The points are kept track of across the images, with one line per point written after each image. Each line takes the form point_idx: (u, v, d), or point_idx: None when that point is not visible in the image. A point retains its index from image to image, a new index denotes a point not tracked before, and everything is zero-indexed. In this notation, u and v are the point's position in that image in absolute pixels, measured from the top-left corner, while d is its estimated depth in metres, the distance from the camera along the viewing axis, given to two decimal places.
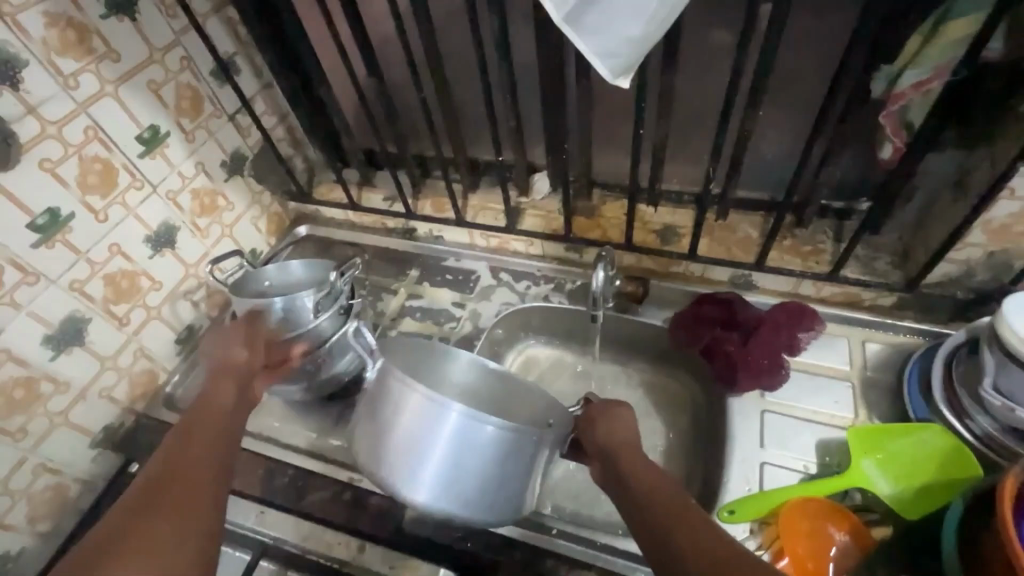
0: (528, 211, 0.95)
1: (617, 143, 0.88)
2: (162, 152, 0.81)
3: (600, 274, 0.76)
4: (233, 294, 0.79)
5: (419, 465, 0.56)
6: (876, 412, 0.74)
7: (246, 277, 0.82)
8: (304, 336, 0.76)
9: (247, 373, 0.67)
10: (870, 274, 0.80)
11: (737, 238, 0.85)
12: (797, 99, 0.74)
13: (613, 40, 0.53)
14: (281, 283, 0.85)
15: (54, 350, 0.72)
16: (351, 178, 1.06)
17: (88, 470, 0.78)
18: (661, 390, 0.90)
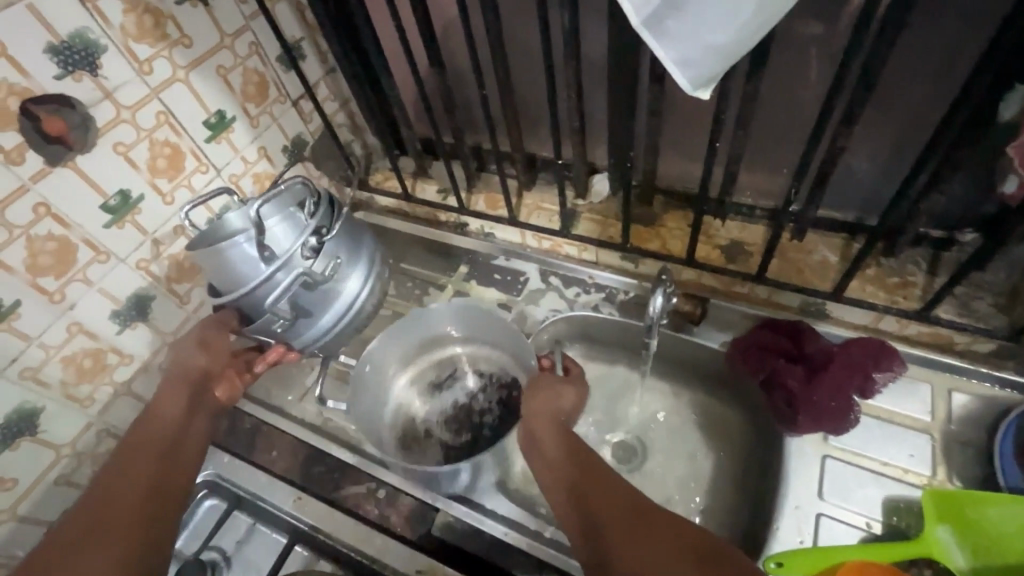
0: (584, 215, 0.91)
1: (687, 149, 0.81)
2: (227, 137, 0.83)
3: (658, 300, 0.71)
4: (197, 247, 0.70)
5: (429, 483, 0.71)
6: (956, 472, 0.67)
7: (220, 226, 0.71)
8: (265, 285, 0.66)
9: (202, 379, 0.72)
10: (968, 317, 0.71)
11: (813, 261, 0.78)
12: (902, 115, 0.65)
13: (696, 49, 0.48)
14: None
15: (121, 324, 0.76)
16: (406, 167, 1.05)
17: None
18: (709, 416, 0.85)
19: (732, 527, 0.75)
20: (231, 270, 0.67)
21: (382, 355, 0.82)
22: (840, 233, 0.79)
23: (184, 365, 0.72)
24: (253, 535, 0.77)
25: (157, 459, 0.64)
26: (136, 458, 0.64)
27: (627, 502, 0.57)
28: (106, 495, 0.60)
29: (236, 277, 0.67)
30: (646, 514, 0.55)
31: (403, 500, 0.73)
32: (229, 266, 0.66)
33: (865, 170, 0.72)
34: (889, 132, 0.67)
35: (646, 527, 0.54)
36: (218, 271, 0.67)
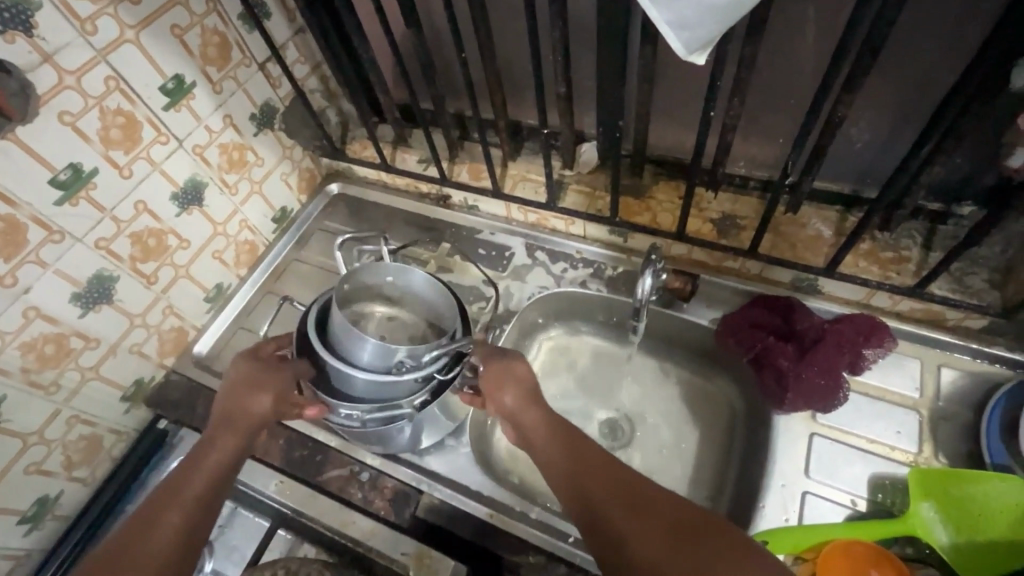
0: (572, 187, 0.87)
1: (680, 117, 0.77)
2: (188, 104, 0.77)
3: (646, 281, 0.70)
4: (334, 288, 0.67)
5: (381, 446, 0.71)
6: (942, 449, 0.67)
7: (366, 270, 0.69)
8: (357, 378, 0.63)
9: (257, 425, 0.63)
10: (960, 292, 0.69)
11: (807, 235, 0.75)
12: (907, 81, 0.61)
13: (691, 9, 0.44)
14: (403, 289, 0.72)
15: (83, 307, 0.72)
16: (385, 136, 1.00)
17: (119, 421, 0.80)
18: (698, 393, 0.84)
19: (719, 503, 0.75)
20: (352, 349, 0.63)
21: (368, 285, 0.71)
22: (834, 206, 0.76)
23: (245, 405, 0.63)
24: (234, 519, 0.75)
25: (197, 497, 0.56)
26: (172, 495, 0.55)
27: (614, 482, 0.53)
28: (133, 535, 0.51)
29: (349, 353, 0.63)
30: (644, 497, 0.51)
31: (386, 483, 0.72)
32: (355, 346, 0.63)
33: (865, 139, 0.68)
34: (890, 99, 0.64)
35: (643, 515, 0.49)
36: (340, 328, 0.63)
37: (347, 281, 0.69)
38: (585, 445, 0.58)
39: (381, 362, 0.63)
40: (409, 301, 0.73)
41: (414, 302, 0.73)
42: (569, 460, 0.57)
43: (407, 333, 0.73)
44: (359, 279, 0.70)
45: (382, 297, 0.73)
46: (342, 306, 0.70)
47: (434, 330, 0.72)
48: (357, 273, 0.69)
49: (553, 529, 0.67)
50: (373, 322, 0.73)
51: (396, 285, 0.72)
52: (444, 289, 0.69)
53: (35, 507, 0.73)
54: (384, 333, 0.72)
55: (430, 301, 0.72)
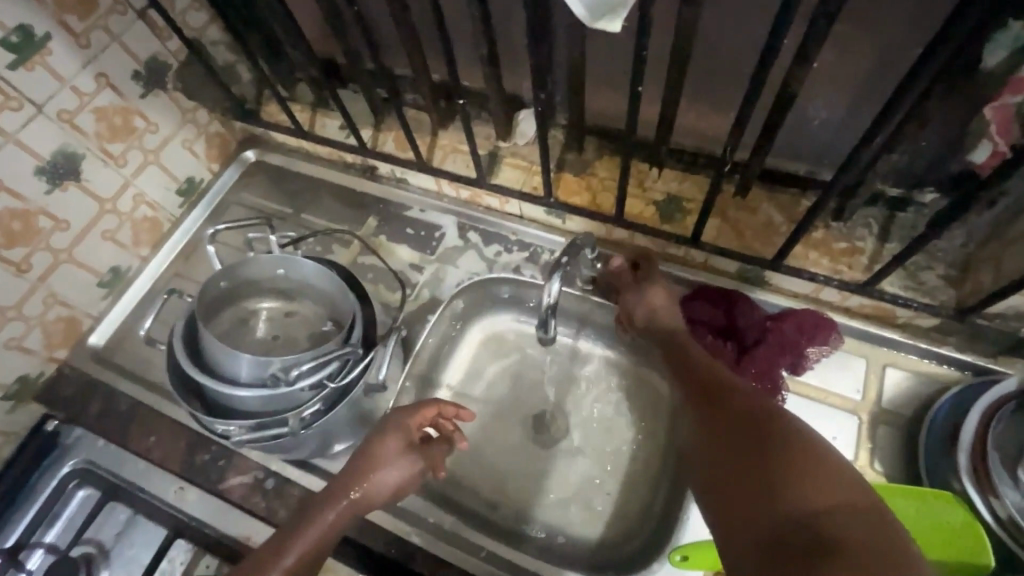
0: (506, 161, 0.79)
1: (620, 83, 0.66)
2: (44, 62, 0.65)
3: (553, 287, 0.65)
4: (206, 284, 0.61)
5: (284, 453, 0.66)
6: (879, 456, 0.63)
7: (249, 262, 0.62)
8: (234, 398, 0.56)
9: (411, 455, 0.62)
10: (913, 290, 0.64)
11: (755, 222, 0.69)
12: (873, 49, 0.53)
13: None
14: (296, 278, 0.65)
15: None
16: (304, 97, 0.89)
17: (3, 422, 0.73)
18: (638, 387, 0.78)
19: (648, 505, 0.71)
20: (225, 365, 0.56)
21: (254, 278, 0.64)
22: (788, 188, 0.68)
23: (410, 426, 0.62)
24: (133, 526, 0.70)
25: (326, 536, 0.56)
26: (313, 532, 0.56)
27: (738, 417, 0.52)
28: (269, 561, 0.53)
29: (223, 370, 0.57)
30: (765, 430, 0.49)
31: (291, 491, 0.67)
32: (228, 363, 0.56)
33: (821, 117, 0.60)
34: (850, 71, 0.55)
35: (755, 444, 0.48)
36: (210, 344, 0.57)
37: (225, 277, 0.62)
38: (726, 377, 0.57)
39: (260, 378, 0.56)
40: (305, 293, 0.66)
41: (311, 295, 0.66)
42: (703, 389, 0.57)
43: (307, 330, 0.65)
44: (241, 274, 0.64)
45: (276, 292, 0.66)
46: (221, 305, 0.64)
47: (333, 324, 0.65)
48: (238, 266, 0.62)
49: (466, 542, 0.64)
50: (264, 318, 0.66)
51: (289, 278, 0.65)
52: (335, 276, 0.62)
53: None
54: (281, 331, 0.65)
55: (328, 294, 0.65)
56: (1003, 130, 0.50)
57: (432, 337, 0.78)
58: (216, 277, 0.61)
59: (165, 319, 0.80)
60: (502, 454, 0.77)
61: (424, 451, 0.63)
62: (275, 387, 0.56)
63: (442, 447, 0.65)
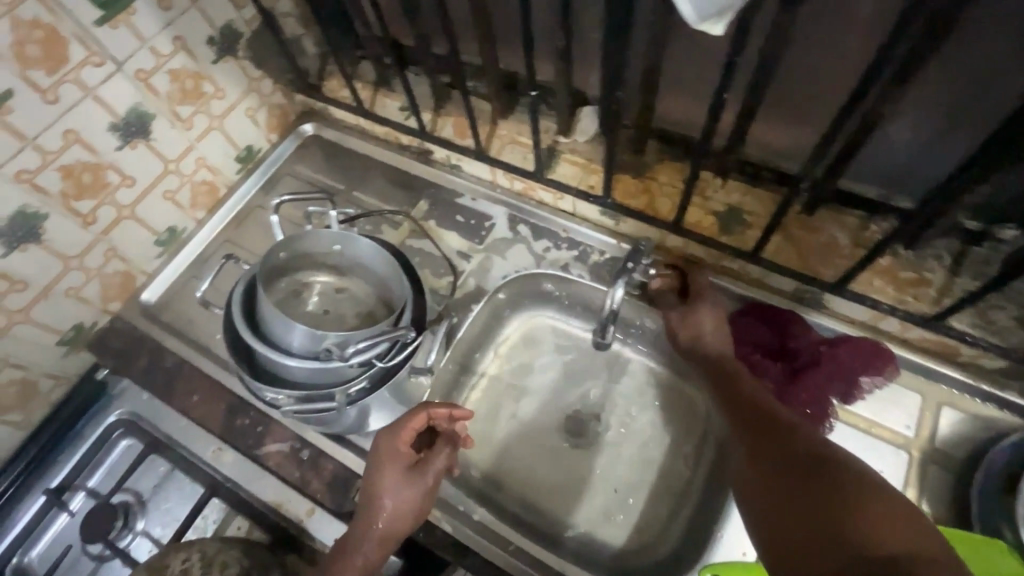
0: (564, 156, 0.78)
1: (692, 88, 0.64)
2: (127, 21, 0.66)
3: (617, 292, 0.67)
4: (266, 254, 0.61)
5: (324, 426, 0.67)
6: (928, 496, 0.61)
7: (309, 236, 0.63)
8: (287, 367, 0.57)
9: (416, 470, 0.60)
10: (982, 329, 0.61)
11: (818, 242, 0.67)
12: (975, 76, 0.50)
13: None
14: (351, 255, 0.65)
15: (6, 246, 0.65)
16: (366, 75, 0.89)
17: (56, 366, 0.75)
18: (677, 398, 0.77)
19: (677, 517, 0.70)
20: (280, 333, 0.57)
21: (310, 252, 0.65)
22: (857, 211, 0.66)
23: (399, 442, 0.60)
24: (170, 481, 0.72)
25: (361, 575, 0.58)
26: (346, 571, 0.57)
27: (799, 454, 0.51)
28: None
29: (277, 338, 0.57)
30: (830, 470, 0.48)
31: (326, 463, 0.67)
32: (284, 332, 0.57)
33: (905, 144, 0.57)
34: (947, 96, 0.52)
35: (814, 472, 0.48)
36: (266, 312, 0.57)
37: (284, 249, 0.63)
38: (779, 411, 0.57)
39: (314, 350, 0.57)
40: (358, 271, 0.66)
41: (365, 274, 0.66)
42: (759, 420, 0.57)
43: (356, 308, 0.66)
44: (298, 247, 0.64)
45: (330, 267, 0.67)
46: (279, 276, 0.64)
47: (384, 304, 0.65)
48: (297, 238, 0.63)
49: (493, 534, 0.63)
50: (316, 292, 0.67)
51: (344, 255, 0.65)
52: (392, 257, 0.62)
53: None
54: (332, 307, 0.66)
55: (381, 276, 0.65)
56: None
57: (473, 327, 0.78)
58: (275, 249, 0.61)
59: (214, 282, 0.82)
60: (532, 450, 0.76)
61: (427, 462, 0.61)
62: (327, 360, 0.57)
63: (442, 450, 0.62)
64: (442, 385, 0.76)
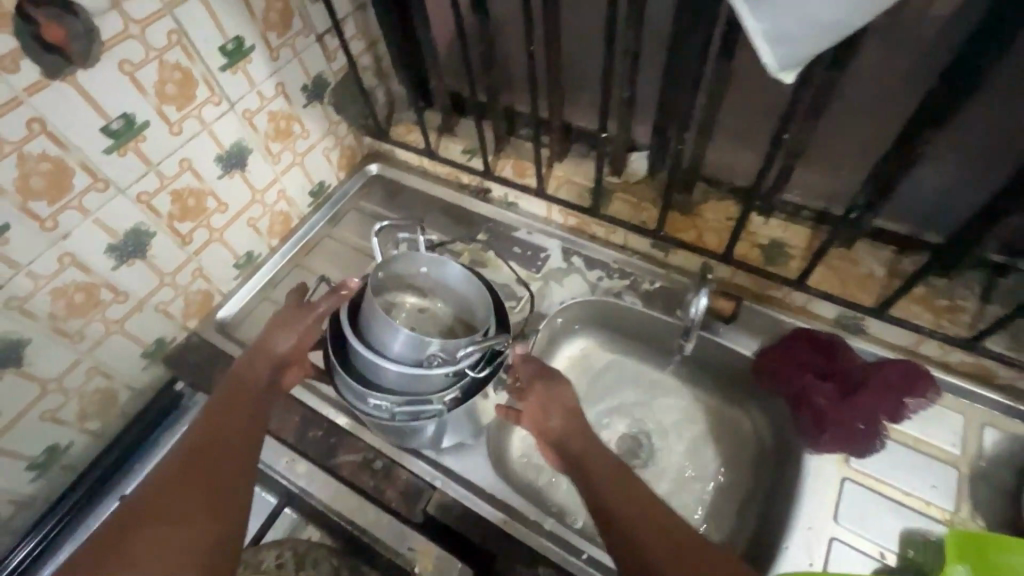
0: (618, 195, 0.86)
1: (739, 135, 0.74)
2: (244, 68, 0.75)
3: (702, 301, 0.69)
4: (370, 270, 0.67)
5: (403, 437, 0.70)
6: (982, 511, 0.64)
7: (405, 257, 0.69)
8: (390, 370, 0.62)
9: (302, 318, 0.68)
10: (1016, 351, 0.66)
11: (858, 272, 0.73)
12: (1001, 120, 0.58)
13: (792, 25, 0.42)
14: (437, 278, 0.71)
15: (117, 259, 0.70)
16: (431, 122, 0.98)
17: (136, 378, 0.79)
18: (723, 421, 0.82)
19: (736, 536, 0.73)
20: (384, 339, 0.62)
21: (403, 273, 0.71)
22: (890, 245, 0.73)
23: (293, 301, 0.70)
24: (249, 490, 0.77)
25: (185, 519, 0.51)
26: (151, 518, 0.51)
27: (638, 491, 0.56)
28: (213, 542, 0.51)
29: (381, 344, 0.62)
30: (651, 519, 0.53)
31: (397, 474, 0.70)
32: (388, 337, 0.62)
33: (936, 182, 0.65)
34: (977, 137, 0.60)
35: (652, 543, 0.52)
36: (372, 320, 0.63)
37: (382, 269, 0.69)
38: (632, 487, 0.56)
39: (417, 356, 0.62)
40: (441, 293, 0.73)
41: (447, 296, 0.72)
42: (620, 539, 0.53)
43: (437, 327, 0.71)
44: (392, 268, 0.70)
45: (415, 289, 0.73)
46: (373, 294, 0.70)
47: (465, 325, 0.71)
48: (393, 260, 0.69)
49: (563, 542, 0.65)
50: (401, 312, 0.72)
51: (429, 277, 0.71)
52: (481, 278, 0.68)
53: (45, 455, 0.72)
54: (416, 324, 0.71)
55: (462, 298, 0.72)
56: None
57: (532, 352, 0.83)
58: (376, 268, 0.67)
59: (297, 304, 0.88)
60: None
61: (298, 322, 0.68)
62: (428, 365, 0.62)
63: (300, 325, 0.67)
64: None
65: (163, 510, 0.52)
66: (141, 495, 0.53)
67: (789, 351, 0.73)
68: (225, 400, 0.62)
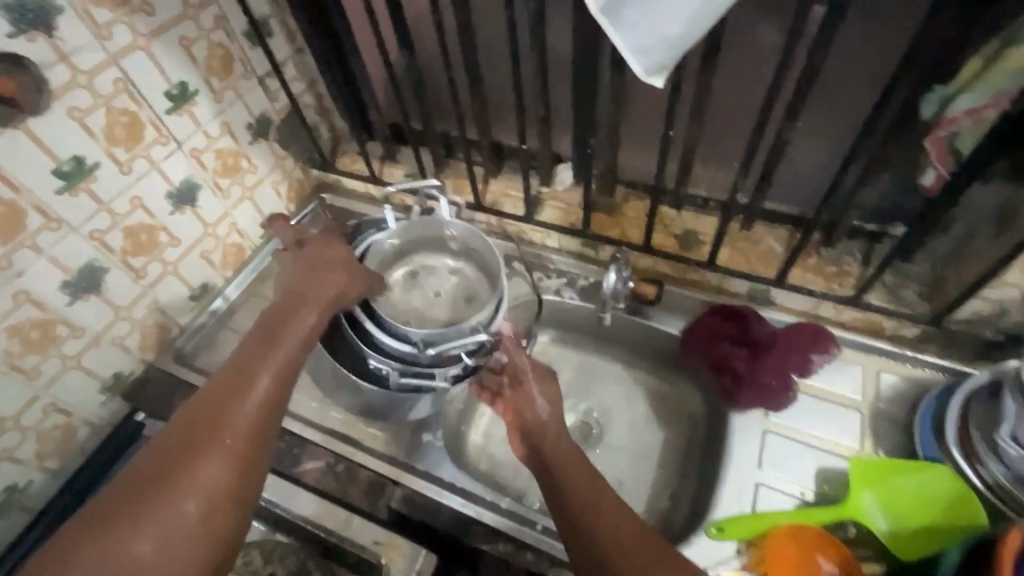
0: (548, 202, 0.94)
1: (644, 140, 0.84)
2: (189, 110, 0.81)
3: (611, 275, 0.78)
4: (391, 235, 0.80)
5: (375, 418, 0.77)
6: (881, 445, 0.73)
7: (428, 223, 0.81)
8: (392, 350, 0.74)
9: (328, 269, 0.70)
10: (894, 303, 0.77)
11: (759, 250, 0.83)
12: (847, 109, 0.69)
13: (648, 38, 0.51)
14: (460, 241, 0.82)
15: (71, 295, 0.73)
16: (374, 152, 1.06)
17: (95, 414, 0.81)
18: (660, 398, 0.89)
19: (678, 498, 0.80)
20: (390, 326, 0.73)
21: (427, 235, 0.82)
22: (785, 224, 0.84)
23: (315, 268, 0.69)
24: None
25: (224, 441, 0.53)
26: (197, 443, 0.52)
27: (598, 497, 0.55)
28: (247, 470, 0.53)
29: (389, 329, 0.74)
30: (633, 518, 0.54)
31: (360, 474, 0.74)
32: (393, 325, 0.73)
33: (808, 165, 0.76)
34: (831, 124, 0.71)
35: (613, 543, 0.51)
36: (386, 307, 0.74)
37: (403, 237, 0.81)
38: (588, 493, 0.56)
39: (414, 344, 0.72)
40: (465, 254, 0.83)
41: (472, 257, 0.83)
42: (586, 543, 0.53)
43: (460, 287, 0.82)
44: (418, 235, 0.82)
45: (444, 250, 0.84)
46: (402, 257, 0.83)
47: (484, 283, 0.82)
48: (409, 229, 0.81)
49: (522, 518, 0.70)
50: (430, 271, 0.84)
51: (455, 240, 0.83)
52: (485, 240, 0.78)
53: (2, 495, 0.73)
54: (439, 282, 0.83)
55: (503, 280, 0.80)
56: (941, 159, 0.61)
57: None
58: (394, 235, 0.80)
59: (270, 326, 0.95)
60: None
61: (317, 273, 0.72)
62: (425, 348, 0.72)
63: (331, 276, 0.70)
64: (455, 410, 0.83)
65: (209, 431, 0.53)
66: (190, 414, 0.55)
67: (708, 331, 0.80)
68: (264, 333, 0.63)
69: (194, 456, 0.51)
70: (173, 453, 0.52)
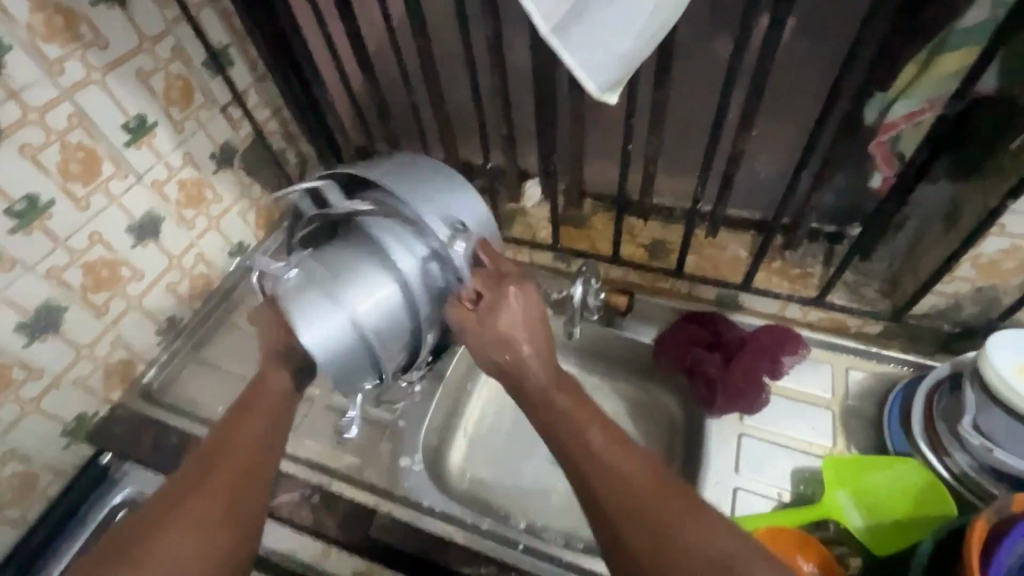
0: (518, 219, 0.95)
1: (608, 153, 0.85)
2: (149, 142, 0.80)
3: (578, 289, 0.76)
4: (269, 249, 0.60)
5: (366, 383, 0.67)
6: (854, 442, 0.74)
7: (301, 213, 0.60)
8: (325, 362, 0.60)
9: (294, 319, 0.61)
10: (858, 301, 0.79)
11: (725, 256, 0.85)
12: (799, 115, 0.71)
13: (598, 57, 0.53)
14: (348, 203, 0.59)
15: (29, 336, 0.72)
16: None
17: (57, 458, 0.79)
18: (639, 407, 0.89)
19: None
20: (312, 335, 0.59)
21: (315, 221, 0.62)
22: (749, 230, 0.86)
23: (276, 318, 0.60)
24: None
25: (198, 511, 0.52)
26: (167, 511, 0.52)
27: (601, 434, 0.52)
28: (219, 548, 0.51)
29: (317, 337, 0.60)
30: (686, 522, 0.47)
31: (337, 503, 0.72)
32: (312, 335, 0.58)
33: (766, 171, 0.78)
34: (785, 130, 0.74)
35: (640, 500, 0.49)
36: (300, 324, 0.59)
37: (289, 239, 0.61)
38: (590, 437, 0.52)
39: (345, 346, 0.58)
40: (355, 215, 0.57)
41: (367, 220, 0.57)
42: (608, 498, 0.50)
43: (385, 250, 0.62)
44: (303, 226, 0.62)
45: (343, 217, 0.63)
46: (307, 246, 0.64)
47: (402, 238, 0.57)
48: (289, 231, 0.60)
49: (503, 537, 0.69)
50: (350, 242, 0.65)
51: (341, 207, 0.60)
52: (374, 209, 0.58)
53: None
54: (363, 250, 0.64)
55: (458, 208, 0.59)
56: (883, 160, 0.66)
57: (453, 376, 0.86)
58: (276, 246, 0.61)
59: (242, 356, 0.93)
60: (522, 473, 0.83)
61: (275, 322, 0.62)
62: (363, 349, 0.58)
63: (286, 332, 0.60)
64: (433, 433, 0.82)
65: (183, 499, 0.53)
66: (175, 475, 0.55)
67: (676, 341, 0.81)
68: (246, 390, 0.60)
69: (166, 530, 0.51)
70: (160, 506, 0.53)
